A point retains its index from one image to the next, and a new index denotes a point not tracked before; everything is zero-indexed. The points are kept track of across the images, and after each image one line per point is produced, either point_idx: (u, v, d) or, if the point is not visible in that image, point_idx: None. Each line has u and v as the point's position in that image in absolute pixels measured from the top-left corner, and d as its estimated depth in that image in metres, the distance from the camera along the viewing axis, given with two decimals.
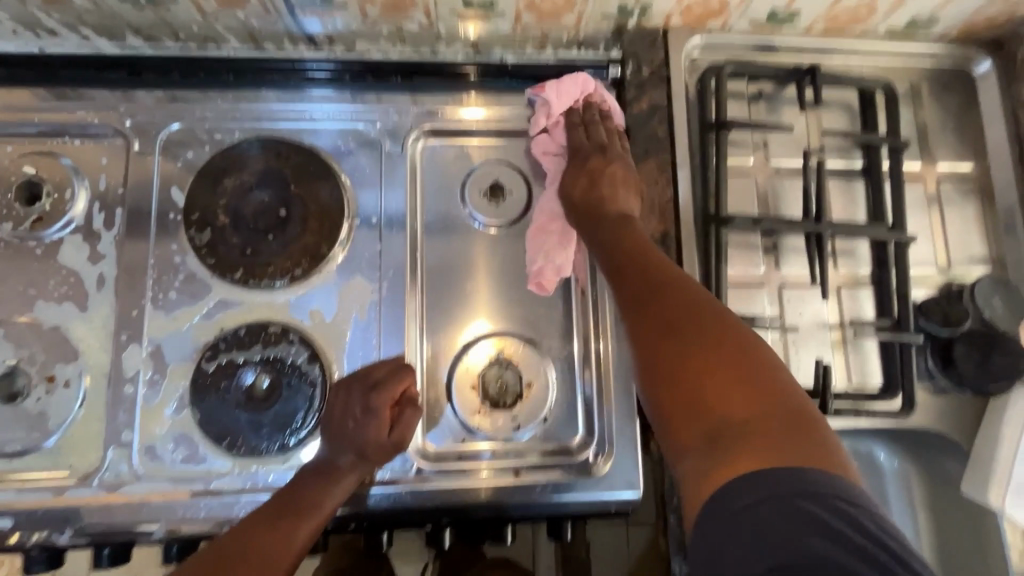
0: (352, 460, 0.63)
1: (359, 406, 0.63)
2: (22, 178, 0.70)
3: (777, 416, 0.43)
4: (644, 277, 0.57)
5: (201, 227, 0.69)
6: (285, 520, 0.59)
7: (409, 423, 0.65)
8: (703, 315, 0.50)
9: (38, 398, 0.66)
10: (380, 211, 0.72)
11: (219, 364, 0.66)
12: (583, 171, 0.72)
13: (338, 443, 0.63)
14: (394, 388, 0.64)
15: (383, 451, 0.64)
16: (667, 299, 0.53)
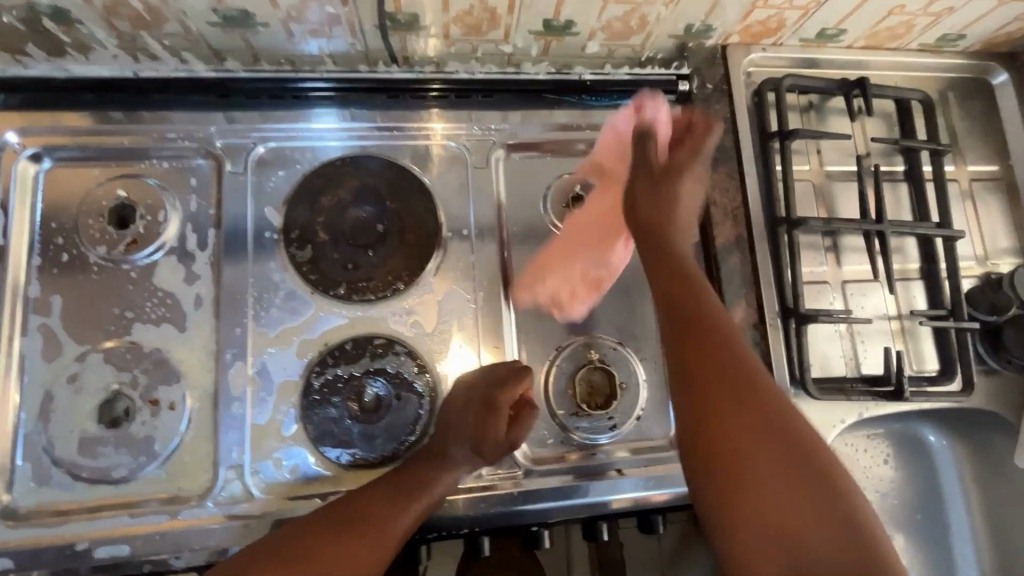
0: (466, 453, 0.66)
1: (480, 404, 0.66)
2: (113, 202, 0.70)
3: (809, 474, 0.44)
4: (682, 297, 0.55)
5: (302, 244, 0.70)
6: (393, 497, 0.61)
7: (524, 422, 0.69)
8: (740, 358, 0.50)
9: (143, 421, 0.66)
10: (471, 224, 0.75)
11: (327, 377, 0.67)
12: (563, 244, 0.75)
13: (457, 437, 0.66)
14: (514, 389, 0.67)
15: (494, 446, 0.67)
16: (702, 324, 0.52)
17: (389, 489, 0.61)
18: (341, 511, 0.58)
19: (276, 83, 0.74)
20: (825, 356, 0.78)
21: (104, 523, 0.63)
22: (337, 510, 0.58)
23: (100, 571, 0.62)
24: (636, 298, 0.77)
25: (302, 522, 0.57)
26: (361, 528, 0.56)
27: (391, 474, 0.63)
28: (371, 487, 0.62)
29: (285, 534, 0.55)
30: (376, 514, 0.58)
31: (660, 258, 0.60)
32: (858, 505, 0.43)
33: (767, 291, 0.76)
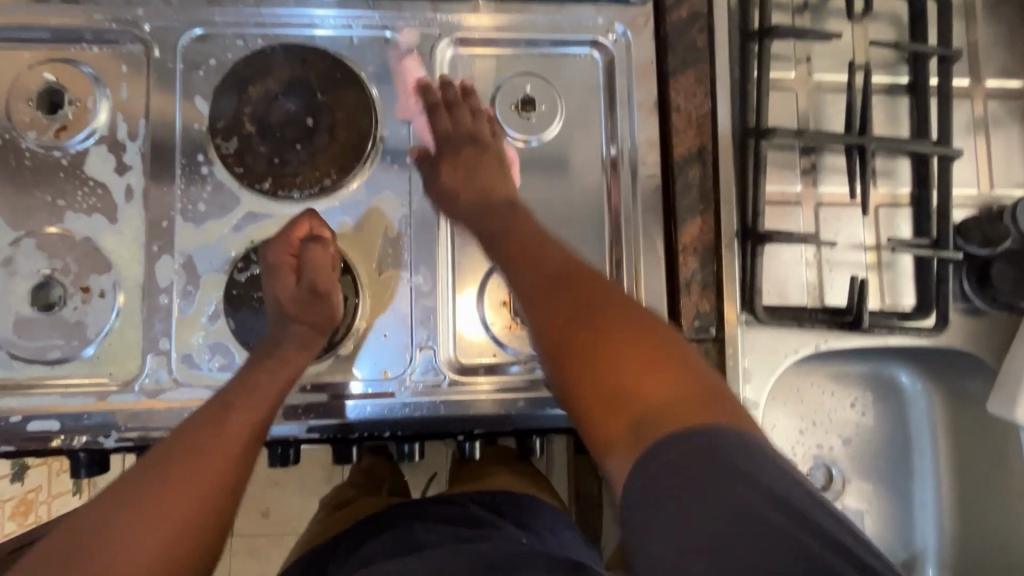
0: (300, 333, 0.64)
1: (289, 281, 0.65)
2: (43, 86, 0.68)
3: (674, 373, 0.44)
4: (540, 266, 0.55)
5: (227, 136, 0.67)
6: (199, 438, 0.57)
7: (319, 260, 0.65)
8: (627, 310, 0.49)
9: (75, 307, 0.67)
10: (410, 123, 0.70)
11: (251, 274, 0.67)
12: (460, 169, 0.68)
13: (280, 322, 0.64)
14: (320, 263, 0.65)
15: (323, 318, 0.65)
16: (579, 289, 0.51)
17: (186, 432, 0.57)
18: (166, 472, 0.54)
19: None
20: (784, 283, 0.72)
21: (36, 400, 0.65)
22: (163, 471, 0.54)
23: (32, 443, 0.64)
24: (583, 210, 0.72)
25: (121, 486, 0.53)
26: (191, 495, 0.54)
27: (217, 418, 0.59)
28: (192, 432, 0.57)
29: (100, 506, 0.51)
30: (203, 469, 0.55)
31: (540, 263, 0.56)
32: (670, 361, 0.45)
33: (727, 208, 0.70)
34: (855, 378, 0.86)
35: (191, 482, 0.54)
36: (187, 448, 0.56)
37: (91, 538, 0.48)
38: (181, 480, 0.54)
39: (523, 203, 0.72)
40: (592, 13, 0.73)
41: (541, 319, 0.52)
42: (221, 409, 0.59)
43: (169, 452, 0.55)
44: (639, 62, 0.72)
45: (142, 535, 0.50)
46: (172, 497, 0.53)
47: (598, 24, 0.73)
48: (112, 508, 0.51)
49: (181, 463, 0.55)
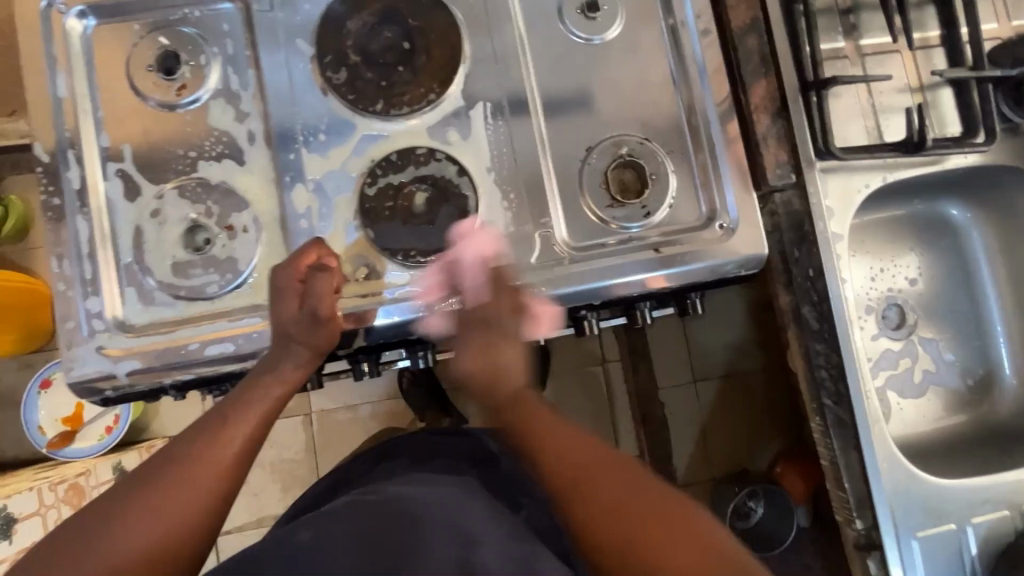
0: (300, 354, 0.67)
1: (295, 301, 0.67)
2: (159, 52, 0.75)
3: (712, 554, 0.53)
4: (572, 473, 0.59)
5: (337, 68, 0.74)
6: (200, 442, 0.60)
7: (319, 287, 0.67)
8: (639, 470, 0.59)
9: (224, 244, 0.73)
10: (492, 36, 0.78)
11: (379, 188, 0.73)
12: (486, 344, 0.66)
13: (281, 343, 0.67)
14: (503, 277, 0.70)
15: (321, 341, 0.68)
16: (590, 484, 0.57)
17: (197, 431, 0.61)
18: (166, 479, 0.57)
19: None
20: (845, 128, 0.81)
21: (207, 330, 0.71)
22: (164, 476, 0.57)
23: (213, 367, 0.71)
24: (659, 91, 0.79)
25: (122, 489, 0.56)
26: (188, 496, 0.57)
27: (215, 429, 0.62)
28: (194, 442, 0.60)
29: (110, 503, 0.55)
30: (197, 477, 0.58)
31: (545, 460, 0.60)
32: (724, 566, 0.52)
33: (785, 67, 0.78)
34: (909, 222, 0.95)
35: (188, 488, 0.57)
36: (186, 456, 0.59)
37: (101, 538, 0.53)
38: (184, 480, 0.57)
39: (601, 96, 0.79)
40: None
41: (495, 425, 0.65)
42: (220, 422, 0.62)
43: (169, 465, 0.58)
44: None
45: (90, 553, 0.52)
46: (171, 503, 0.56)
47: None
48: (112, 510, 0.54)
49: (182, 468, 0.58)
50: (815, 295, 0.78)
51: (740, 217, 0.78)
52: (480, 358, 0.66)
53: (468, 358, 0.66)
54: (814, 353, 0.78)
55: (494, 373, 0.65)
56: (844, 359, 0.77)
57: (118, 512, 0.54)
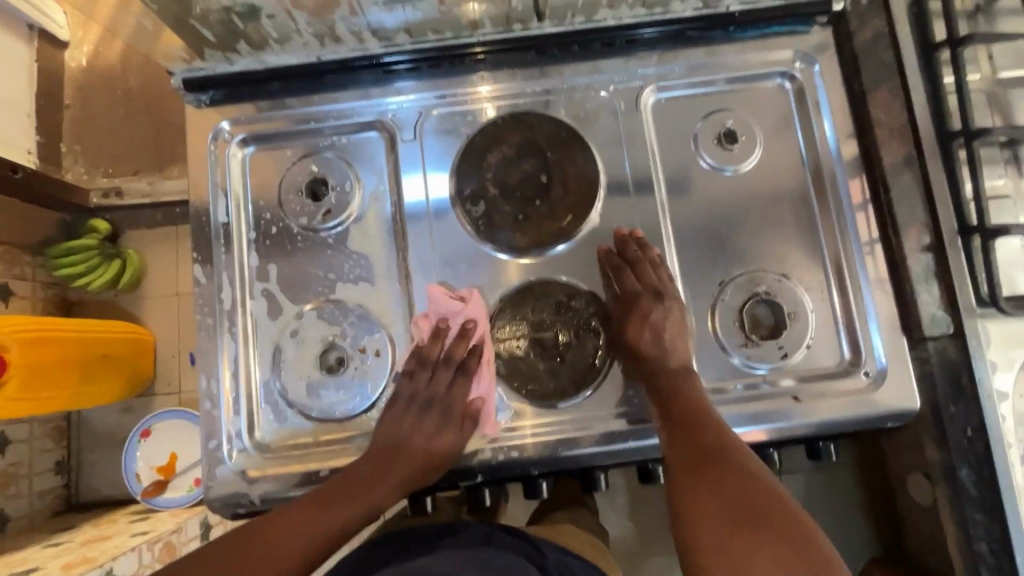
0: (621, 319, 0.73)
1: (446, 375, 0.73)
2: (308, 177, 0.78)
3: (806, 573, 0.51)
4: (702, 442, 0.63)
5: (476, 201, 0.75)
6: (251, 551, 0.60)
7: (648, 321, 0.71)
8: (709, 425, 0.64)
9: (356, 367, 0.75)
10: (626, 170, 0.78)
11: (509, 322, 0.74)
12: (643, 319, 0.72)
13: (630, 304, 0.72)
14: (651, 256, 0.74)
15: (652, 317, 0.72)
16: (691, 440, 0.64)
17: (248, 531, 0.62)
18: (268, 540, 0.61)
19: (415, 62, 0.78)
20: (1013, 273, 0.73)
21: (339, 453, 0.73)
22: (318, 506, 0.64)
23: None
24: (797, 225, 0.78)
25: (251, 528, 0.62)
26: (277, 567, 0.60)
27: (350, 483, 0.67)
28: (326, 492, 0.66)
29: (169, 571, 0.59)
30: (286, 554, 0.61)
31: (681, 417, 0.66)
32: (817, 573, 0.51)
33: (942, 210, 0.74)
34: None
35: (319, 531, 0.63)
36: (240, 552, 0.60)
37: (224, 560, 0.59)
38: (231, 572, 0.58)
39: (736, 229, 0.77)
40: (778, 48, 0.80)
41: (684, 443, 0.64)
42: (357, 476, 0.67)
43: (344, 481, 0.67)
44: (829, 84, 0.79)
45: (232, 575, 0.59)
46: (281, 561, 0.61)
47: (784, 57, 0.80)
48: (252, 544, 0.61)
49: (329, 505, 0.65)
50: (975, 458, 0.71)
51: (888, 366, 0.73)
52: (649, 330, 0.71)
53: (619, 331, 0.73)
54: (971, 522, 0.71)
55: (671, 353, 0.70)
56: (1012, 535, 0.69)
57: (228, 563, 0.59)
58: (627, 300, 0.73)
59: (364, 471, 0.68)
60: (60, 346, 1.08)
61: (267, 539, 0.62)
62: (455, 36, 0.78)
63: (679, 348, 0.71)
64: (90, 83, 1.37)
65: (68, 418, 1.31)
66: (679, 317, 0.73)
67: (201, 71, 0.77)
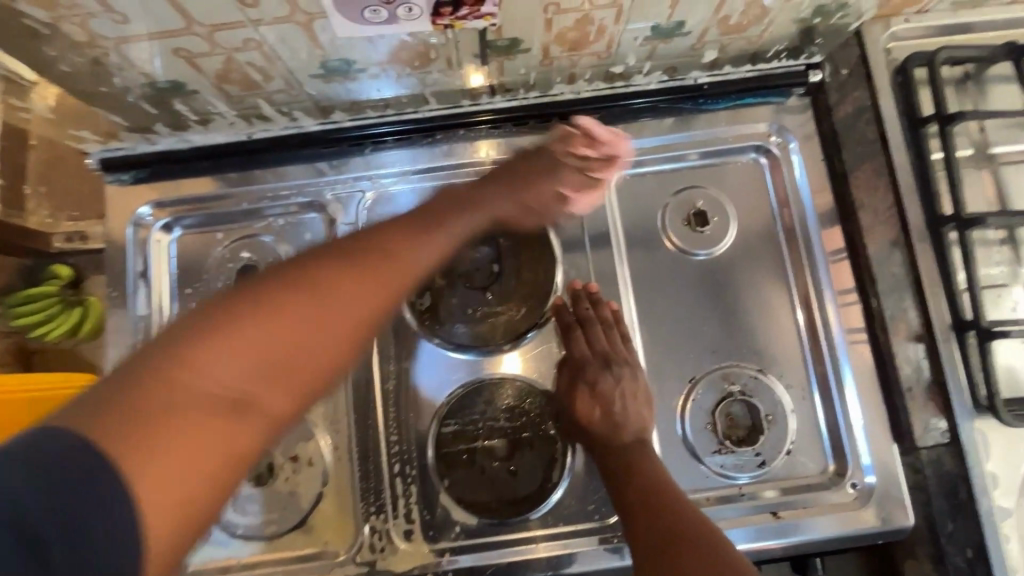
0: (567, 380, 0.67)
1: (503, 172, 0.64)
2: (239, 264, 0.72)
3: None
4: (668, 521, 0.56)
5: (420, 291, 0.69)
6: (288, 290, 0.42)
7: (603, 387, 0.65)
8: (678, 508, 0.57)
9: (286, 477, 0.67)
10: (587, 252, 0.71)
11: (456, 427, 0.66)
12: (591, 385, 0.66)
13: (578, 365, 0.67)
14: (602, 314, 0.68)
15: (603, 381, 0.65)
16: (657, 517, 0.56)
17: (285, 289, 0.42)
18: (288, 299, 0.41)
19: (404, 132, 0.72)
20: (1016, 373, 0.66)
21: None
22: (309, 287, 0.42)
23: None
24: (775, 313, 0.71)
25: (218, 308, 0.39)
26: (295, 372, 0.40)
27: (358, 255, 0.46)
28: (312, 257, 0.45)
29: (167, 342, 0.37)
30: (342, 320, 0.43)
31: (644, 496, 0.58)
32: None
33: (933, 302, 0.67)
34: None
35: (331, 322, 0.42)
36: (276, 308, 0.40)
37: (217, 424, 0.36)
38: (303, 349, 0.41)
39: (708, 319, 0.70)
40: (751, 119, 0.74)
41: (648, 523, 0.57)
42: (353, 245, 0.47)
43: (343, 251, 0.46)
44: (810, 158, 0.73)
45: (210, 357, 0.37)
46: (279, 375, 0.39)
47: (758, 129, 0.74)
48: (231, 324, 0.39)
49: (331, 285, 0.43)
50: None
51: (878, 481, 0.66)
52: (597, 395, 0.65)
53: (563, 393, 0.66)
54: None
55: (631, 434, 0.64)
56: None
57: (229, 331, 0.39)
58: (575, 360, 0.67)
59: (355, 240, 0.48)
60: None
61: (248, 313, 0.40)
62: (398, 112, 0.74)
63: (633, 416, 0.64)
64: None
65: None
66: (632, 385, 0.66)
67: (120, 151, 0.71)
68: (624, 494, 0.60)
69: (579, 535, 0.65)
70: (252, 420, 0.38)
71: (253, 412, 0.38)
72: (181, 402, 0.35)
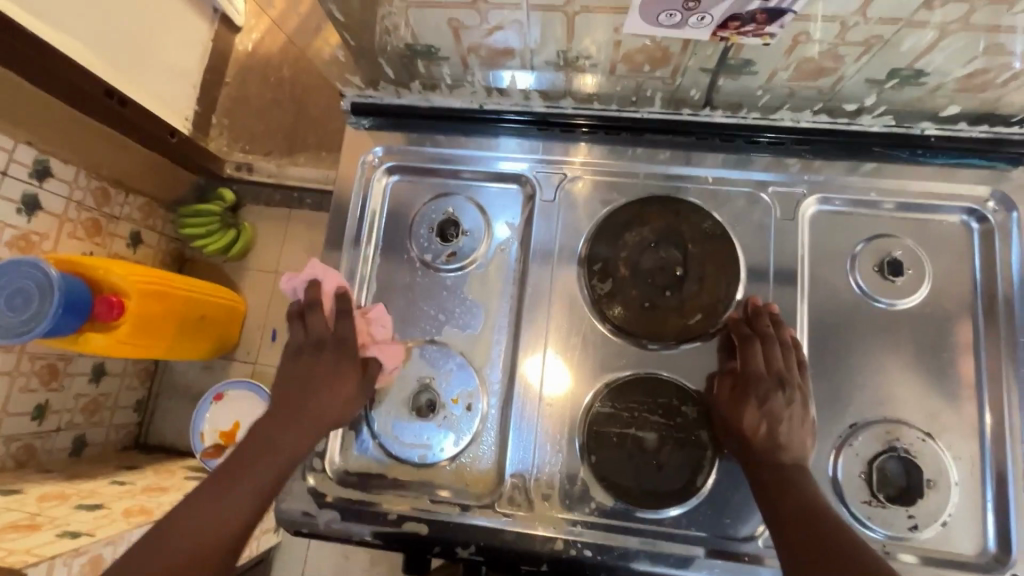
0: (730, 390, 0.67)
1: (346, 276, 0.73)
2: (443, 217, 0.79)
3: None
4: (818, 535, 0.56)
5: (603, 277, 0.73)
6: (207, 492, 0.64)
7: (772, 406, 0.64)
8: (830, 522, 0.57)
9: (445, 416, 0.73)
10: (771, 274, 0.73)
11: (612, 409, 0.70)
12: (757, 400, 0.65)
13: (747, 378, 0.66)
14: (782, 336, 0.68)
15: (772, 399, 0.65)
16: (806, 530, 0.57)
17: (163, 537, 0.60)
18: (206, 501, 0.63)
19: (568, 125, 0.79)
20: None
21: (409, 499, 0.72)
22: (181, 527, 0.61)
23: (404, 540, 0.70)
24: (958, 379, 0.69)
25: (162, 523, 0.62)
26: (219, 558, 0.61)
27: (231, 467, 0.65)
28: (206, 479, 0.65)
29: (146, 539, 0.61)
30: (218, 528, 0.61)
31: (795, 508, 0.59)
32: None
33: None
34: None
35: (224, 514, 0.62)
36: (179, 532, 0.61)
37: None
38: (177, 568, 0.58)
39: (882, 369, 0.70)
40: (969, 179, 0.72)
41: (796, 535, 0.57)
42: (223, 473, 0.65)
43: (208, 483, 0.64)
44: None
45: (164, 552, 0.59)
46: (217, 544, 0.61)
47: (976, 191, 0.72)
48: (166, 537, 0.60)
49: (208, 524, 0.61)
50: None
51: None
52: (756, 410, 0.65)
53: (723, 402, 0.67)
54: None
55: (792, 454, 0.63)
56: None
57: (150, 567, 0.58)
58: (742, 372, 0.67)
59: (231, 461, 0.66)
60: (168, 302, 1.11)
61: (149, 565, 0.58)
62: (620, 108, 0.78)
63: (797, 443, 0.63)
64: (251, 66, 1.46)
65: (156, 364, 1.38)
66: (801, 413, 0.65)
67: (370, 99, 0.81)
68: (772, 504, 0.61)
69: (711, 542, 0.66)
70: None
71: (192, 566, 0.59)
72: None
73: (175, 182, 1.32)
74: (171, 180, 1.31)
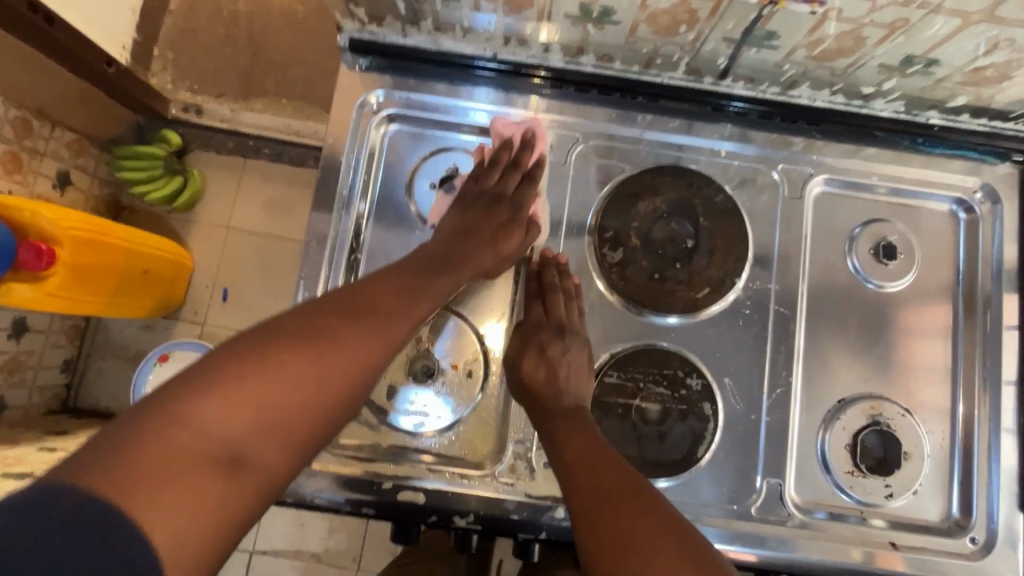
0: (726, 361, 0.71)
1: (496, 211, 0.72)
2: (445, 174, 0.75)
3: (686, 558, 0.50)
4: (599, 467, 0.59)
5: (615, 246, 0.72)
6: (282, 350, 0.50)
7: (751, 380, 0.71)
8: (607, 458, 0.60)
9: (444, 381, 0.70)
10: (775, 252, 0.73)
11: (618, 380, 0.69)
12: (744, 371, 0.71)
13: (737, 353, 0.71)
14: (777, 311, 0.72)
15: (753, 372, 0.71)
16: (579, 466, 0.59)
17: (224, 360, 0.49)
18: (276, 355, 0.50)
19: (586, 85, 0.75)
20: None
21: (404, 469, 0.68)
22: (256, 363, 0.49)
23: (398, 511, 0.67)
24: (936, 359, 0.73)
25: (229, 353, 0.49)
26: (332, 392, 0.52)
27: (332, 318, 0.54)
28: (281, 330, 0.52)
29: (177, 390, 0.46)
30: (308, 409, 0.50)
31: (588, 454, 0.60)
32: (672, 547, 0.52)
33: None
34: None
35: (309, 396, 0.50)
36: (259, 365, 0.49)
37: (209, 477, 0.44)
38: (251, 402, 0.47)
39: (871, 348, 0.73)
40: (960, 171, 0.76)
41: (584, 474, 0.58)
42: (326, 311, 0.54)
43: (288, 329, 0.52)
44: (1007, 224, 0.75)
45: (205, 416, 0.45)
46: (303, 413, 0.50)
47: (965, 183, 0.76)
48: (216, 375, 0.47)
49: (289, 378, 0.50)
50: None
51: (998, 534, 0.69)
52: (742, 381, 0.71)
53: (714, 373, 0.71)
54: None
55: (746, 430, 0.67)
56: None
57: (216, 389, 0.47)
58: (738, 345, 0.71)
59: (320, 314, 0.54)
60: (104, 255, 0.98)
61: (207, 396, 0.46)
62: (640, 71, 0.75)
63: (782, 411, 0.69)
64: None
65: (86, 320, 1.23)
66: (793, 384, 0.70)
67: (370, 36, 0.74)
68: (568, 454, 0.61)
69: (705, 510, 0.68)
70: (239, 479, 0.46)
71: (252, 460, 0.47)
72: (165, 448, 0.43)
73: (110, 117, 1.15)
74: (108, 114, 1.14)
